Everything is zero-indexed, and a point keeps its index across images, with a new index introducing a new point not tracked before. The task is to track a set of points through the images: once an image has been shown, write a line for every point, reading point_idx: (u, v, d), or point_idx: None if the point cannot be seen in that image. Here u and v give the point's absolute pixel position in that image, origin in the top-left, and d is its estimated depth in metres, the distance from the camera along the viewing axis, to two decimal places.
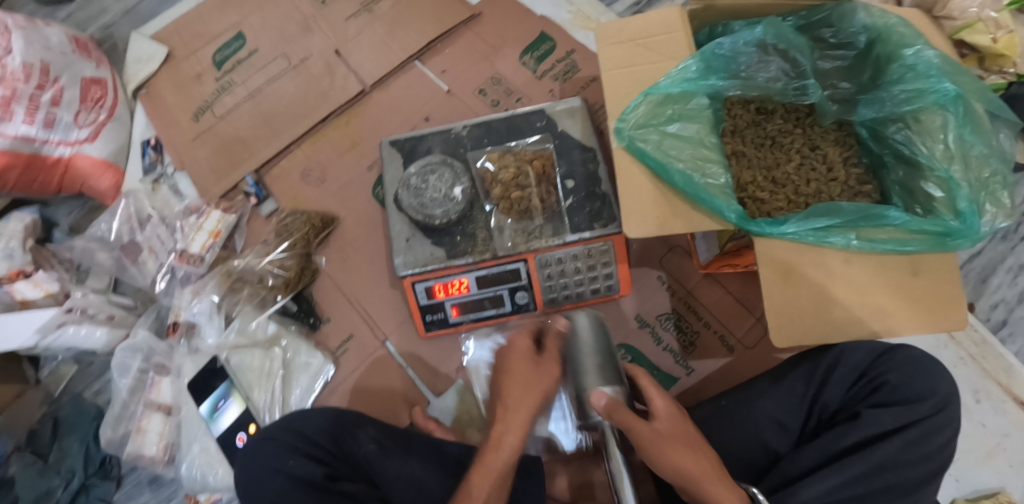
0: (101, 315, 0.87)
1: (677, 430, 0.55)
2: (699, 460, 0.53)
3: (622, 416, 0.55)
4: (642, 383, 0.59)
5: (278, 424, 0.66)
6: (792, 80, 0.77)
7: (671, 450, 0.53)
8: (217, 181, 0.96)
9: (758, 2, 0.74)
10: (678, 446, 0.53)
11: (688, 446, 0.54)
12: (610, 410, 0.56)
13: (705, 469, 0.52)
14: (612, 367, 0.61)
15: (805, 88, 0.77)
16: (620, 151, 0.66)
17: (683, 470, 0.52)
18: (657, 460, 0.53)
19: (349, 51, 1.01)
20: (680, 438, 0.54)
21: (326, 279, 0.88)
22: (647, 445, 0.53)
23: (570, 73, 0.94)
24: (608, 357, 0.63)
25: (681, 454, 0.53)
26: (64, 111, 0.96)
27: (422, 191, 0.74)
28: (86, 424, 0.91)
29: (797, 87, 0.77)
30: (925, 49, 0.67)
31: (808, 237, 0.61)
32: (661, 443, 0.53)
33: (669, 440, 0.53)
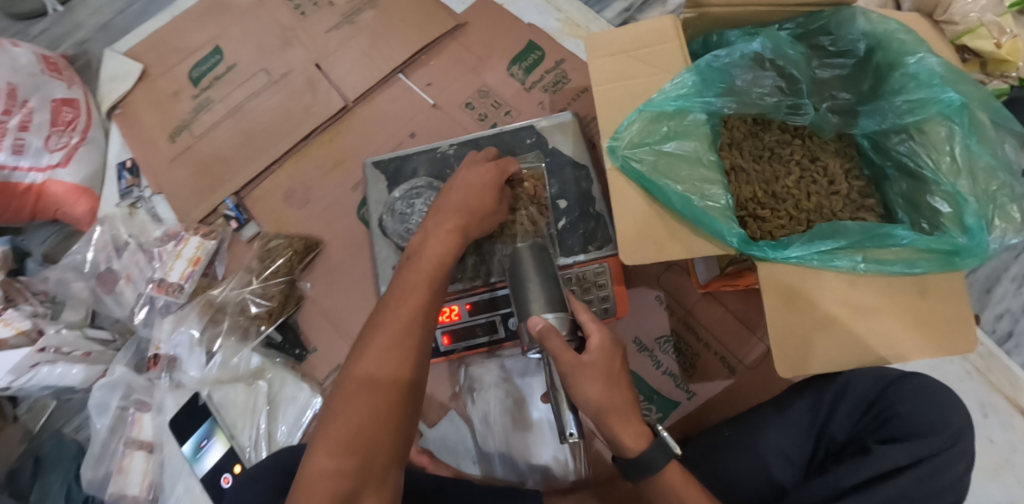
0: (77, 351, 0.83)
1: (603, 363, 0.52)
2: (612, 396, 0.51)
3: (552, 346, 0.51)
4: (581, 316, 0.55)
5: (270, 465, 0.66)
6: (785, 97, 0.74)
7: (588, 382, 0.51)
8: (197, 204, 0.93)
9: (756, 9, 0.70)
10: (596, 380, 0.51)
11: (606, 382, 0.52)
12: (543, 334, 0.51)
13: (617, 404, 0.51)
14: (557, 293, 0.57)
15: (798, 108, 0.74)
16: (614, 171, 0.63)
17: (600, 403, 0.51)
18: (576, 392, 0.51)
19: (331, 65, 0.98)
20: (600, 371, 0.51)
21: (310, 305, 0.85)
22: (571, 378, 0.51)
23: (560, 84, 0.91)
24: (555, 283, 0.58)
25: (594, 391, 0.51)
26: (33, 136, 0.92)
27: (407, 216, 0.72)
28: (68, 462, 0.88)
29: (790, 105, 0.74)
30: (928, 57, 0.64)
31: (813, 260, 0.59)
32: (585, 381, 0.51)
33: (594, 376, 0.51)
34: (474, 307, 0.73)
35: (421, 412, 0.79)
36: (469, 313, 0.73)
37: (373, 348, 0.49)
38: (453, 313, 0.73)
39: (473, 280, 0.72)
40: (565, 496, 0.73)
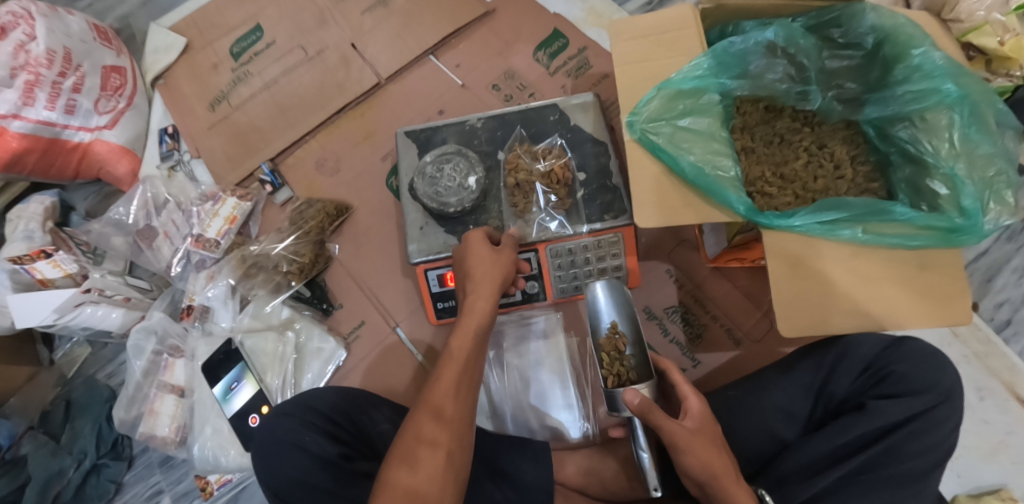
0: (118, 296, 0.88)
1: (703, 429, 0.58)
2: (721, 458, 0.56)
3: (656, 417, 0.56)
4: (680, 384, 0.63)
5: (291, 402, 0.67)
6: (796, 83, 0.79)
7: (695, 449, 0.56)
8: (234, 169, 0.99)
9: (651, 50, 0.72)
10: (703, 444, 0.56)
11: (711, 444, 0.57)
12: (646, 408, 0.56)
13: (726, 468, 0.56)
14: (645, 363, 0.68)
15: (807, 93, 0.79)
16: (632, 143, 0.68)
17: (712, 466, 0.55)
18: (685, 458, 0.55)
19: (365, 44, 1.03)
20: (696, 436, 0.56)
21: (338, 266, 0.90)
22: (684, 443, 0.56)
23: (582, 70, 0.96)
24: (641, 352, 0.69)
25: (694, 444, 0.56)
26: (85, 98, 0.98)
27: (437, 180, 0.75)
28: (99, 406, 0.92)
29: (800, 91, 0.79)
30: (932, 51, 0.69)
31: (817, 231, 0.63)
32: (692, 443, 0.56)
33: (701, 438, 0.57)
34: None
35: None
36: None
37: (439, 384, 0.56)
38: None
39: None
40: (575, 452, 0.77)
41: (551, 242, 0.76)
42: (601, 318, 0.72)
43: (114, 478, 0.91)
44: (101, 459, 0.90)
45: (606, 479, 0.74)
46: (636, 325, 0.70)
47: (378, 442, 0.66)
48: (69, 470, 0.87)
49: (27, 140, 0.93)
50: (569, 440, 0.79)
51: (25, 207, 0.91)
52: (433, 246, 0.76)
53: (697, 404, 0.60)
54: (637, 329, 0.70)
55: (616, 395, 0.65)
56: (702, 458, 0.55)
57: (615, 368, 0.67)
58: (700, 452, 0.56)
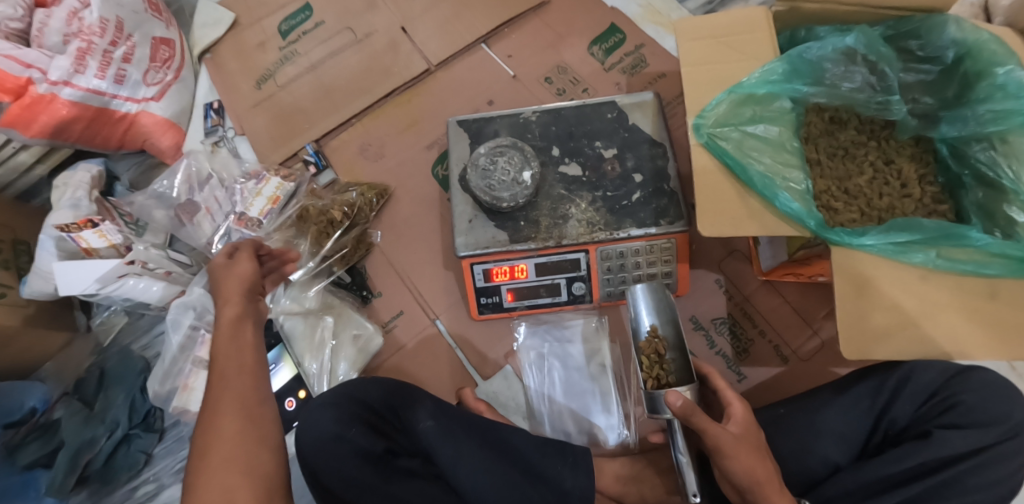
0: (160, 270, 0.88)
1: (749, 437, 0.57)
2: (765, 467, 0.55)
3: (700, 421, 0.55)
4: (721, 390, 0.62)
5: (332, 392, 0.63)
6: (876, 93, 0.75)
7: (741, 456, 0.54)
8: (277, 148, 0.98)
9: (719, 53, 0.70)
10: (749, 452, 0.55)
11: (755, 452, 0.56)
12: (688, 410, 0.55)
13: (771, 477, 0.55)
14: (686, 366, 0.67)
15: (889, 104, 0.75)
16: (697, 148, 0.65)
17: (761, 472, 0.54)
18: (729, 463, 0.54)
19: (415, 29, 1.02)
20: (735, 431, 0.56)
21: (378, 254, 0.89)
22: (729, 449, 0.54)
23: (637, 68, 0.93)
24: (681, 356, 0.68)
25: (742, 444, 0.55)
26: (134, 69, 0.98)
27: (489, 173, 0.74)
28: (133, 377, 0.92)
29: (879, 101, 0.75)
30: (1017, 70, 0.67)
31: (888, 252, 0.61)
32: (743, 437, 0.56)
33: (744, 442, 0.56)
34: (541, 268, 0.76)
35: (477, 366, 0.81)
36: (536, 274, 0.76)
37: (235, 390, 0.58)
38: (521, 272, 0.76)
39: (545, 240, 0.73)
40: (614, 459, 0.74)
41: (603, 244, 0.74)
42: (641, 323, 0.72)
43: (143, 449, 0.90)
44: (133, 430, 0.90)
45: (646, 489, 0.71)
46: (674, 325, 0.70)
47: (421, 438, 0.63)
48: (101, 439, 0.87)
49: (75, 108, 0.93)
50: (606, 447, 0.77)
51: (72, 174, 0.91)
52: (481, 239, 0.74)
53: (741, 410, 0.59)
54: (678, 333, 0.70)
55: (657, 398, 0.64)
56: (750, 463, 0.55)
57: (653, 372, 0.68)
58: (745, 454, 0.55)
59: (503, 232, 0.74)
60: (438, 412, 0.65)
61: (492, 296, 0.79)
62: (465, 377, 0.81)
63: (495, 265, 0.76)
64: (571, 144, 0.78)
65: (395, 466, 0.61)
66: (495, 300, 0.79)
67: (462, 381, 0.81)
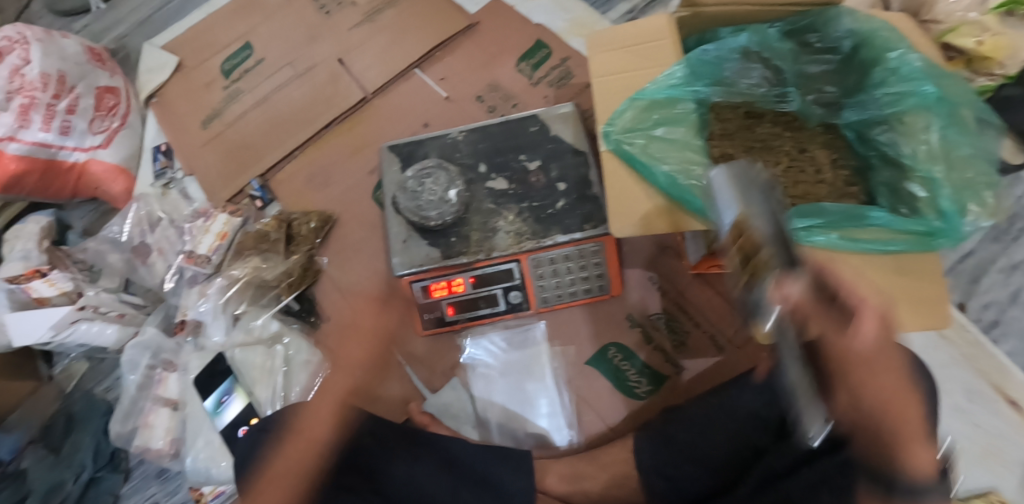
0: (113, 313, 0.89)
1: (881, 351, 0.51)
2: (900, 389, 0.52)
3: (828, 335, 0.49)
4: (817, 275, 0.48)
5: (282, 420, 0.70)
6: (772, 87, 0.81)
7: (882, 377, 0.51)
8: (226, 184, 1.00)
9: (627, 61, 0.74)
10: (883, 375, 0.51)
11: (893, 376, 0.52)
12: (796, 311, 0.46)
13: (906, 412, 0.52)
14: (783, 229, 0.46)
15: (785, 95, 0.80)
16: (608, 154, 0.69)
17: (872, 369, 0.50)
18: (843, 391, 0.51)
19: (352, 59, 1.05)
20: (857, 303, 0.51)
21: (326, 280, 0.91)
22: (853, 362, 0.50)
23: (564, 80, 0.97)
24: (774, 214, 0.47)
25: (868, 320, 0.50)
26: (79, 119, 1.01)
27: (418, 194, 0.76)
28: (97, 418, 0.94)
29: (777, 94, 0.80)
30: (908, 53, 0.71)
31: (792, 237, 0.62)
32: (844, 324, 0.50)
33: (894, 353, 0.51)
34: (477, 281, 0.78)
35: (427, 380, 0.84)
36: (473, 286, 0.79)
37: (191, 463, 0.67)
38: (459, 287, 0.79)
39: (476, 254, 0.76)
40: (559, 460, 0.76)
41: (532, 253, 0.76)
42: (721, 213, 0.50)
43: (111, 491, 0.92)
44: (99, 472, 0.91)
45: (591, 485, 0.72)
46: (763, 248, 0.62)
47: None
48: (69, 482, 0.88)
49: (24, 162, 0.96)
50: (556, 448, 0.79)
51: (22, 226, 0.94)
52: (415, 257, 0.77)
53: (874, 328, 0.48)
54: (779, 219, 0.46)
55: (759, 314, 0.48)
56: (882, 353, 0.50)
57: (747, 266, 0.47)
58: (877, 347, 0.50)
59: (436, 249, 0.77)
60: (375, 427, 0.72)
61: (434, 312, 0.81)
62: (416, 392, 0.83)
63: (432, 282, 0.78)
64: (497, 159, 0.81)
65: None
66: (436, 315, 0.81)
67: (412, 396, 0.83)
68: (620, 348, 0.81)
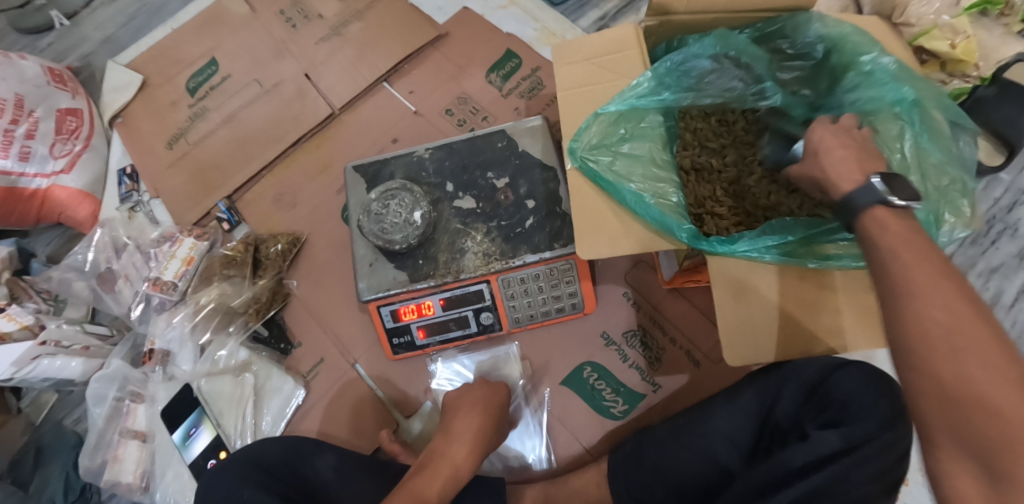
0: (76, 345, 0.87)
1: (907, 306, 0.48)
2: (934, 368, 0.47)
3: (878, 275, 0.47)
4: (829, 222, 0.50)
5: (235, 456, 0.65)
6: (749, 86, 0.75)
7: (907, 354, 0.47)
8: (192, 206, 0.98)
9: (594, 73, 0.71)
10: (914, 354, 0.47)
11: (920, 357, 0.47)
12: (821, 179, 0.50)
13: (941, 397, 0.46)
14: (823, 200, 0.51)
15: (763, 92, 0.74)
16: (573, 172, 0.66)
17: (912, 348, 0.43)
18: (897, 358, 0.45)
19: (319, 75, 1.02)
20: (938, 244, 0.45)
21: (297, 302, 0.89)
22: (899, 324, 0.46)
23: (535, 91, 0.95)
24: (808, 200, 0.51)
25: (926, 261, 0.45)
26: (39, 144, 0.98)
27: (383, 216, 0.74)
28: (67, 451, 0.92)
29: (754, 92, 0.75)
30: (881, 57, 0.69)
31: (761, 255, 0.60)
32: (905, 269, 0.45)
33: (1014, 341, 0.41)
34: (447, 303, 0.76)
35: (399, 404, 0.82)
36: (443, 309, 0.77)
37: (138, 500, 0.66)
38: (428, 309, 0.77)
39: (444, 276, 0.74)
40: (533, 484, 0.74)
41: (502, 273, 0.75)
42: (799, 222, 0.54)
43: None
44: None
45: None
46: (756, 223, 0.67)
47: (320, 490, 0.65)
48: None
49: None
50: (531, 471, 0.78)
51: None
52: (383, 282, 0.75)
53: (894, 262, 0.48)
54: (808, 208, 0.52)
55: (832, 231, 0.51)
56: (949, 324, 0.42)
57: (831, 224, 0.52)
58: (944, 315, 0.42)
59: (403, 272, 0.75)
60: (339, 463, 0.67)
61: (405, 336, 0.79)
62: (388, 416, 0.81)
63: (401, 305, 0.76)
64: (464, 177, 0.79)
65: None
66: (407, 339, 0.80)
67: (384, 420, 0.81)
68: (596, 367, 0.79)
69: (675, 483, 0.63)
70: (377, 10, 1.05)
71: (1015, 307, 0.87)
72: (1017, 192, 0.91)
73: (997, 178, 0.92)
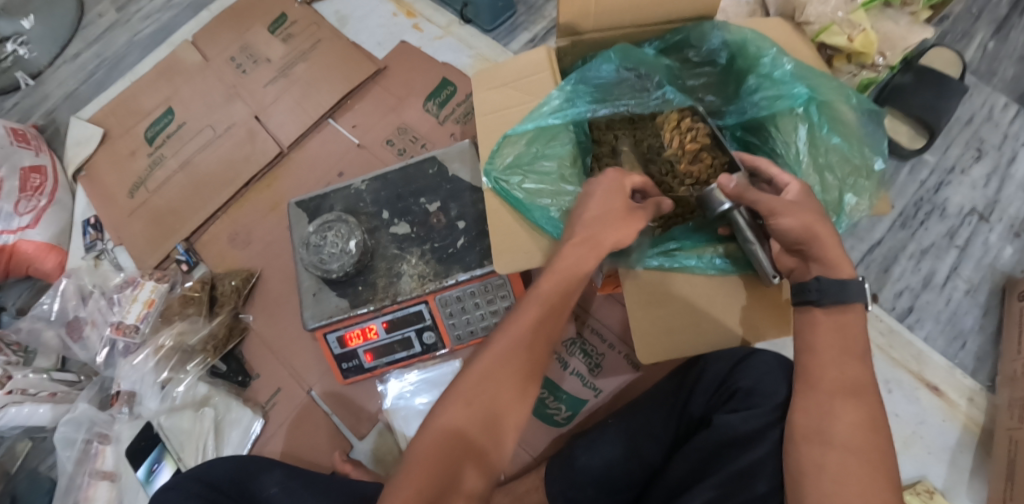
0: (43, 392, 0.90)
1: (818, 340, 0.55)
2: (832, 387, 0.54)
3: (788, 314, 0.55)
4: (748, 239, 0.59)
5: (185, 475, 0.66)
6: (648, 94, 0.78)
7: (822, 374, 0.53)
8: (153, 251, 1.02)
9: (509, 100, 0.76)
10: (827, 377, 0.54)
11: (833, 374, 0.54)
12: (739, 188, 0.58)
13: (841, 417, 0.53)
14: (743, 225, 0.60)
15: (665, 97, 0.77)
16: (490, 193, 0.70)
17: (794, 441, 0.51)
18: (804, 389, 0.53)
19: (269, 116, 1.07)
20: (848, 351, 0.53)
21: (254, 336, 0.92)
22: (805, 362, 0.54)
23: (470, 115, 1.00)
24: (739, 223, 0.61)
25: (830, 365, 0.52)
26: (4, 202, 1.02)
27: (321, 247, 0.78)
28: (41, 497, 0.95)
29: (658, 99, 0.77)
30: (780, 58, 0.75)
31: (662, 264, 0.64)
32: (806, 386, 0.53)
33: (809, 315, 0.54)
34: (390, 325, 0.80)
35: (353, 426, 0.86)
36: (386, 331, 0.81)
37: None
38: (373, 332, 0.80)
39: (382, 301, 0.78)
40: None
41: (438, 293, 0.79)
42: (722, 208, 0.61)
43: None
44: None
45: None
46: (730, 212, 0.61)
47: None
48: None
49: None
50: None
51: None
52: (326, 310, 0.79)
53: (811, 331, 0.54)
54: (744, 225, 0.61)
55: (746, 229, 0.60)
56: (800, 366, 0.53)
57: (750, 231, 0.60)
58: (846, 430, 0.49)
59: (344, 299, 0.79)
60: (287, 476, 0.69)
61: (353, 360, 0.83)
62: (343, 439, 0.85)
63: (346, 331, 0.80)
64: (399, 204, 0.83)
65: None
66: (356, 363, 0.83)
67: (339, 443, 0.85)
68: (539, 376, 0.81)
69: (608, 481, 0.64)
70: (320, 51, 1.10)
71: (948, 285, 0.88)
72: (942, 172, 0.93)
73: (922, 160, 0.94)
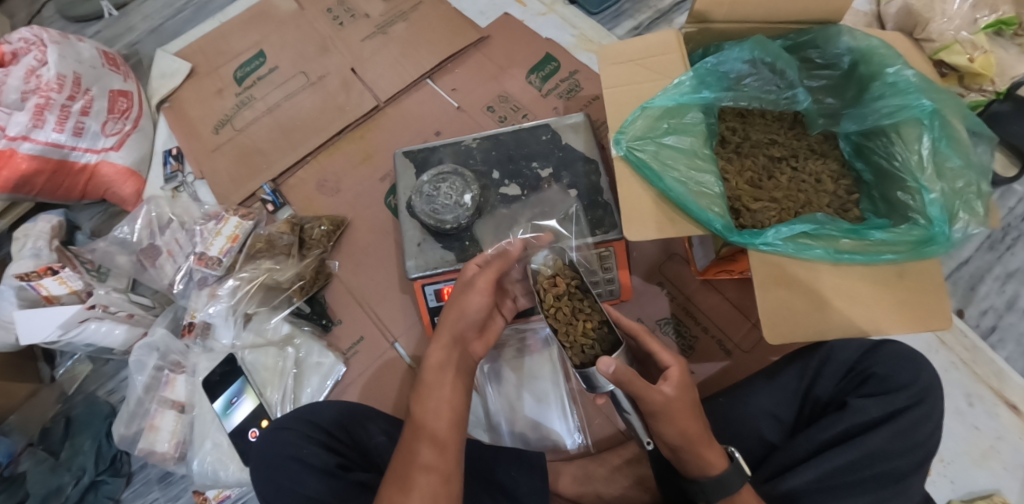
0: (121, 312, 0.90)
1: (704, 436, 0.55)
2: None
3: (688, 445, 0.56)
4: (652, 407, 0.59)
5: (289, 416, 0.65)
6: (781, 92, 0.82)
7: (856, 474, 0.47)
8: (236, 188, 1.01)
9: (642, 75, 0.75)
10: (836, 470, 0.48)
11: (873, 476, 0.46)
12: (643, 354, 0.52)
13: None
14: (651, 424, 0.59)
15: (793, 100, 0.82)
16: (619, 161, 0.70)
17: None
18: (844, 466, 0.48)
19: (365, 70, 1.07)
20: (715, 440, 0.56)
21: (338, 283, 0.93)
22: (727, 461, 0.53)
23: (573, 92, 1.00)
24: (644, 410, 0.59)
25: None
26: (92, 121, 1.00)
27: (433, 198, 0.79)
28: (99, 422, 0.92)
29: (784, 99, 0.83)
30: (905, 68, 0.73)
31: (786, 250, 0.64)
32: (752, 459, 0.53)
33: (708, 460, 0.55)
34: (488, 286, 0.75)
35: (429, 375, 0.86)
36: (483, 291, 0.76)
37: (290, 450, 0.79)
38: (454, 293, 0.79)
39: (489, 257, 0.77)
40: (570, 462, 0.78)
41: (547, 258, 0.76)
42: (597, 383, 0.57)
43: (112, 495, 0.90)
44: (100, 476, 0.89)
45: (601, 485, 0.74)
46: (622, 348, 0.58)
47: (375, 454, 0.66)
48: (68, 486, 0.86)
49: (35, 162, 0.95)
50: (567, 450, 0.81)
51: (32, 225, 0.94)
52: (430, 261, 0.78)
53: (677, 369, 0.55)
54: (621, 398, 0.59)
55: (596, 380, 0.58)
56: None
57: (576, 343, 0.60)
58: None
59: (450, 252, 0.79)
60: (390, 428, 0.68)
61: None
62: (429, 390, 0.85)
63: (445, 285, 0.79)
64: (510, 166, 0.83)
65: (350, 478, 0.60)
66: None
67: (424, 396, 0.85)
68: None
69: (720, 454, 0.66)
70: (421, 13, 1.10)
71: None
72: None
73: (1011, 189, 0.95)
